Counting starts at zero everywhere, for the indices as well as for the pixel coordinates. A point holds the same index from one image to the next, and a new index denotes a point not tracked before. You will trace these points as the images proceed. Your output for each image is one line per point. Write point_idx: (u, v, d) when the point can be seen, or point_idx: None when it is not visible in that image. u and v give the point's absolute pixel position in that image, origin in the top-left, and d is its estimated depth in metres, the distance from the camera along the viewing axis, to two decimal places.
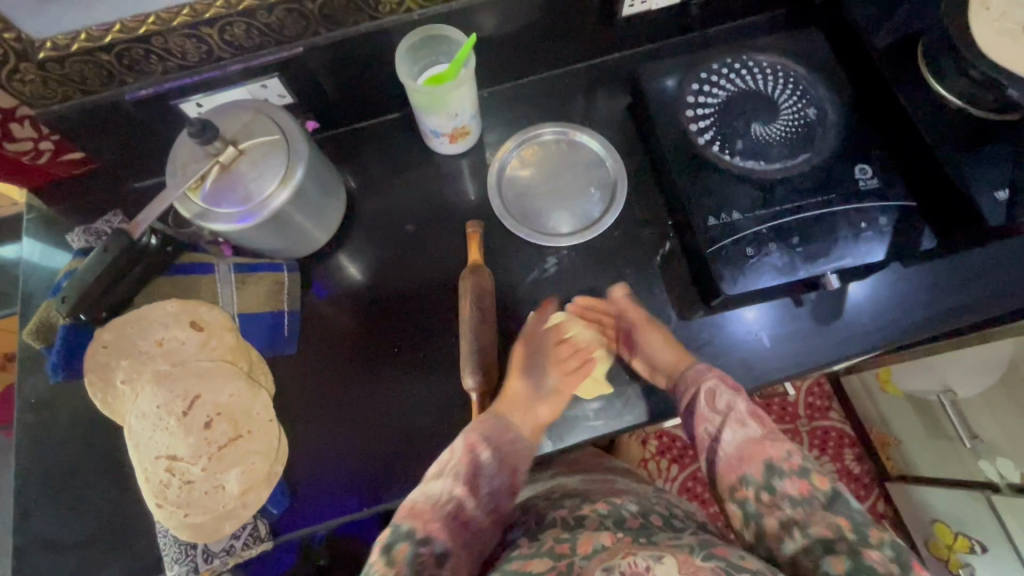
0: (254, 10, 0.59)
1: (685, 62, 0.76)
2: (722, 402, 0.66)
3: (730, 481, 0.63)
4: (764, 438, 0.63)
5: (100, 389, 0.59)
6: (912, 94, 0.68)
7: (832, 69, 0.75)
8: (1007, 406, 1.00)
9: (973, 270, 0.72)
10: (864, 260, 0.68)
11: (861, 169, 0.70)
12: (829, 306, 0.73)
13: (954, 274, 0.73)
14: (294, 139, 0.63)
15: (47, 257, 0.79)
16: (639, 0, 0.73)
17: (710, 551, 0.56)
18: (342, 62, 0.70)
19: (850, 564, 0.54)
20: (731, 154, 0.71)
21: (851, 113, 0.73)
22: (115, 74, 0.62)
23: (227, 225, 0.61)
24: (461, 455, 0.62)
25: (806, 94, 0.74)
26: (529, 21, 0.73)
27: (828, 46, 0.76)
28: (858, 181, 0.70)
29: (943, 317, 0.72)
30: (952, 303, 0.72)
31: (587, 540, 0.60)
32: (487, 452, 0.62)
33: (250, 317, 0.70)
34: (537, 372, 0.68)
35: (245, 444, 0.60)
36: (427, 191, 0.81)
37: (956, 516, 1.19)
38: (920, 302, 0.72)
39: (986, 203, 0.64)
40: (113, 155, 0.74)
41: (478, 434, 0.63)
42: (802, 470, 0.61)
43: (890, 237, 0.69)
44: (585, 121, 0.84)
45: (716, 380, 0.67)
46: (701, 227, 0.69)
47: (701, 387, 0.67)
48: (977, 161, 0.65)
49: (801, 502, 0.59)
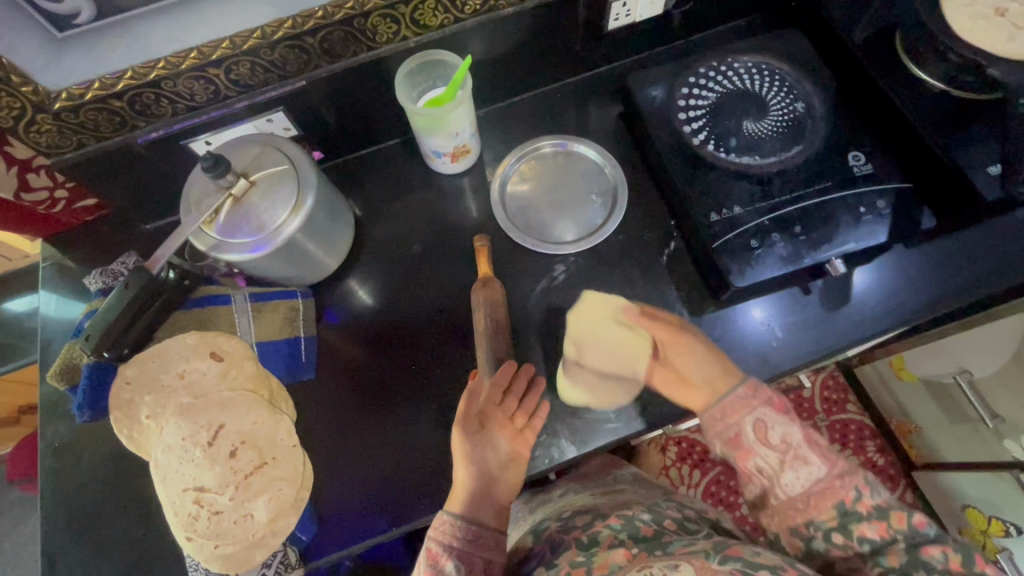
0: (257, 48, 0.62)
1: (672, 69, 0.78)
2: (775, 436, 0.66)
3: (797, 521, 0.65)
4: (831, 476, 0.65)
5: (125, 426, 0.59)
6: (894, 80, 0.71)
7: (815, 64, 0.78)
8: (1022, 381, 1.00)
9: (976, 246, 0.73)
10: (867, 243, 0.69)
11: (855, 156, 0.72)
12: (840, 292, 0.74)
13: (958, 251, 0.73)
14: (302, 167, 0.65)
15: (63, 308, 0.80)
16: (623, 13, 0.76)
17: (725, 554, 0.61)
18: (342, 93, 0.73)
19: (905, 559, 0.62)
20: (727, 151, 0.73)
21: (838, 104, 0.75)
22: (127, 119, 0.65)
23: (240, 255, 0.62)
24: (427, 571, 0.61)
25: (793, 90, 0.76)
26: (520, 41, 0.76)
27: (808, 44, 0.79)
28: (852, 168, 0.71)
29: (952, 294, 0.73)
30: (959, 280, 0.73)
31: (604, 562, 0.66)
32: (451, 562, 0.61)
33: (268, 345, 0.71)
34: (483, 453, 0.65)
35: (269, 470, 0.61)
36: (432, 211, 0.83)
37: (985, 499, 1.16)
38: (927, 281, 0.73)
39: (981, 184, 0.66)
40: (125, 198, 0.76)
41: (438, 545, 0.62)
42: (878, 510, 0.64)
43: (890, 219, 0.70)
44: (580, 133, 0.86)
45: (766, 408, 0.66)
46: (703, 225, 0.71)
47: (753, 416, 0.66)
48: (967, 141, 0.67)
49: (875, 540, 0.63)
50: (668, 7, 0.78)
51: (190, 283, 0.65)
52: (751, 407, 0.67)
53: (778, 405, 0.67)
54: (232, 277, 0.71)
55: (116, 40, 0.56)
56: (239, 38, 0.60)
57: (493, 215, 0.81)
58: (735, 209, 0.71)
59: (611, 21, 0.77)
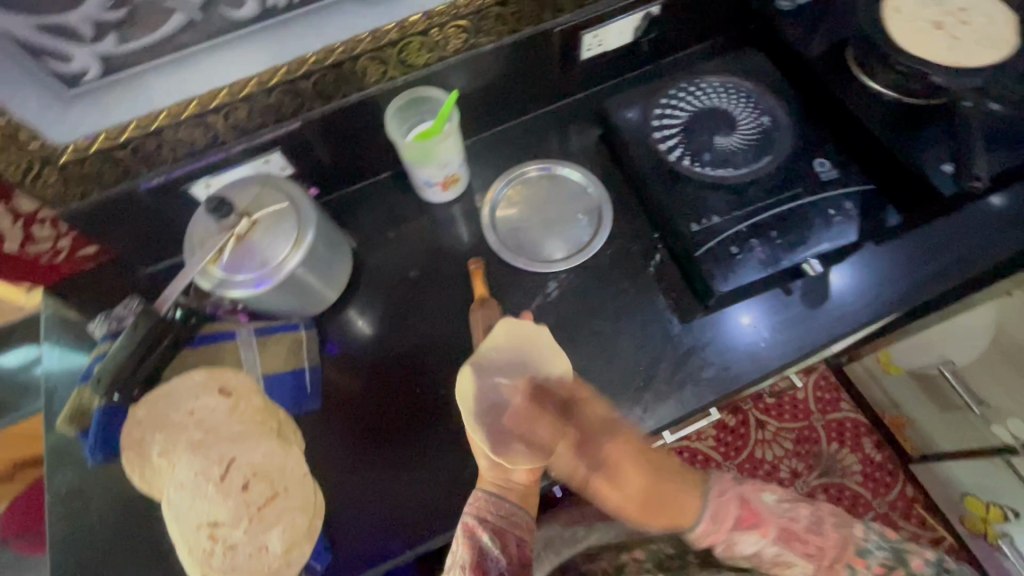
0: (254, 94, 0.65)
1: (645, 92, 0.84)
2: (747, 547, 0.63)
3: None
4: (819, 570, 0.63)
5: (137, 464, 0.60)
6: (849, 90, 0.76)
7: (775, 80, 0.84)
8: (1006, 367, 1.05)
9: (940, 240, 0.78)
10: (840, 242, 0.74)
11: (820, 162, 0.77)
12: (817, 287, 0.77)
13: (924, 244, 0.78)
14: (301, 203, 0.67)
15: (66, 359, 0.79)
16: (595, 44, 0.81)
17: None
18: (334, 132, 0.76)
19: None
20: (702, 165, 0.77)
21: (801, 115, 0.81)
22: (130, 168, 0.68)
23: (245, 291, 0.64)
24: (465, 543, 0.59)
25: (758, 105, 0.82)
26: (500, 74, 0.81)
27: (769, 61, 0.85)
28: (819, 174, 0.76)
29: (924, 284, 0.77)
30: (929, 271, 0.77)
31: None
32: (487, 534, 0.60)
33: (273, 378, 0.73)
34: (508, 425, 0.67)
35: (282, 501, 0.61)
36: (426, 238, 0.86)
37: (981, 486, 1.19)
38: (899, 275, 0.77)
39: (938, 178, 0.71)
40: (128, 244, 0.78)
41: (474, 517, 0.61)
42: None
43: (858, 219, 0.75)
44: (562, 156, 0.90)
45: (730, 530, 0.62)
46: (683, 236, 0.75)
47: (724, 540, 0.62)
48: (920, 141, 0.73)
49: None
50: (636, 36, 0.84)
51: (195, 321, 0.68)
52: (719, 534, 0.62)
53: (744, 520, 0.62)
54: (235, 314, 0.71)
55: (123, 94, 0.59)
56: (237, 84, 0.63)
57: (484, 238, 0.84)
58: (717, 216, 0.75)
59: (585, 50, 0.82)
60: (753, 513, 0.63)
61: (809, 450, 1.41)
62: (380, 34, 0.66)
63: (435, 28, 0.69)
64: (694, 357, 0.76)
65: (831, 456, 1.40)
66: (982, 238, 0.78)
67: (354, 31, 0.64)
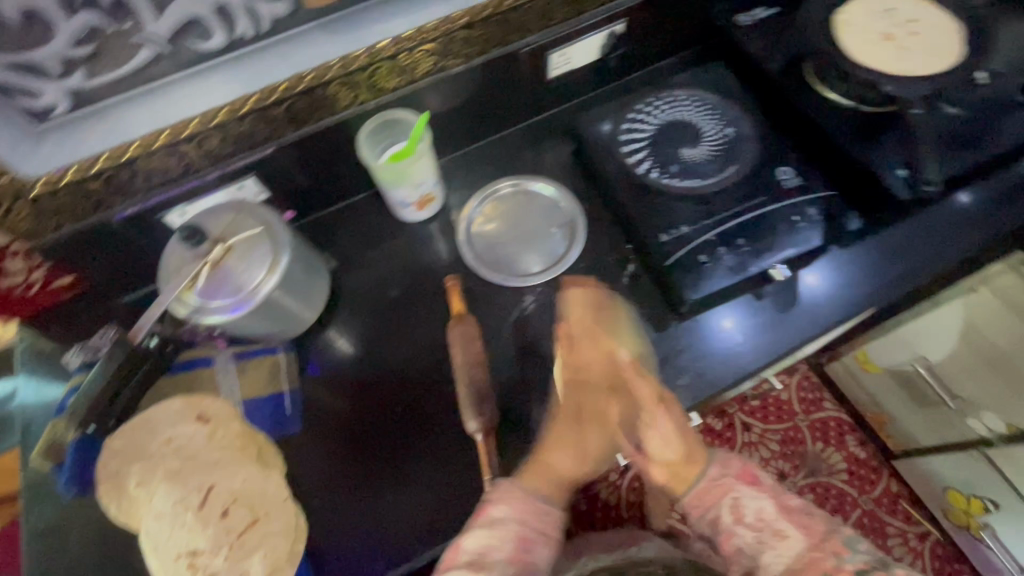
0: (226, 122, 0.66)
1: (613, 107, 0.86)
2: (750, 514, 0.63)
3: None
4: (811, 547, 0.60)
5: (115, 496, 0.60)
6: (806, 101, 0.79)
7: (738, 93, 0.86)
8: (978, 363, 1.06)
9: (900, 243, 0.81)
10: (805, 248, 0.76)
11: (784, 171, 0.80)
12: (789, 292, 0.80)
13: (886, 248, 0.81)
14: (275, 228, 0.67)
15: (39, 393, 0.76)
16: (561, 63, 0.84)
17: None
18: (307, 156, 0.78)
19: None
20: (669, 177, 0.79)
21: (764, 125, 0.84)
22: (104, 199, 0.68)
23: (221, 316, 0.65)
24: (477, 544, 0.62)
25: (723, 117, 0.84)
26: (470, 95, 0.82)
27: (731, 75, 0.88)
28: (783, 181, 0.79)
29: (888, 287, 0.80)
30: (891, 274, 0.80)
31: None
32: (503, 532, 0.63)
33: (251, 404, 0.74)
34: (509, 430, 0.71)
35: (263, 526, 0.61)
36: (404, 256, 0.87)
37: (962, 479, 1.21)
38: (863, 278, 0.80)
39: (893, 183, 0.74)
40: (105, 273, 0.78)
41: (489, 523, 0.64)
42: None
43: (822, 225, 0.77)
44: (535, 172, 0.92)
45: (735, 482, 0.65)
46: (654, 246, 0.77)
47: (729, 496, 0.64)
48: (877, 147, 0.75)
49: None
50: (601, 54, 0.86)
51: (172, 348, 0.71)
52: (725, 486, 0.64)
53: (745, 475, 0.66)
54: (212, 340, 0.73)
55: (95, 126, 0.60)
56: (207, 114, 0.64)
57: (460, 254, 0.86)
58: (686, 226, 0.76)
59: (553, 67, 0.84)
60: (752, 472, 0.66)
61: (795, 450, 1.42)
62: (349, 61, 0.67)
63: (404, 53, 0.70)
64: (669, 365, 0.77)
65: (817, 455, 1.42)
66: (939, 239, 0.81)
67: (324, 59, 0.65)
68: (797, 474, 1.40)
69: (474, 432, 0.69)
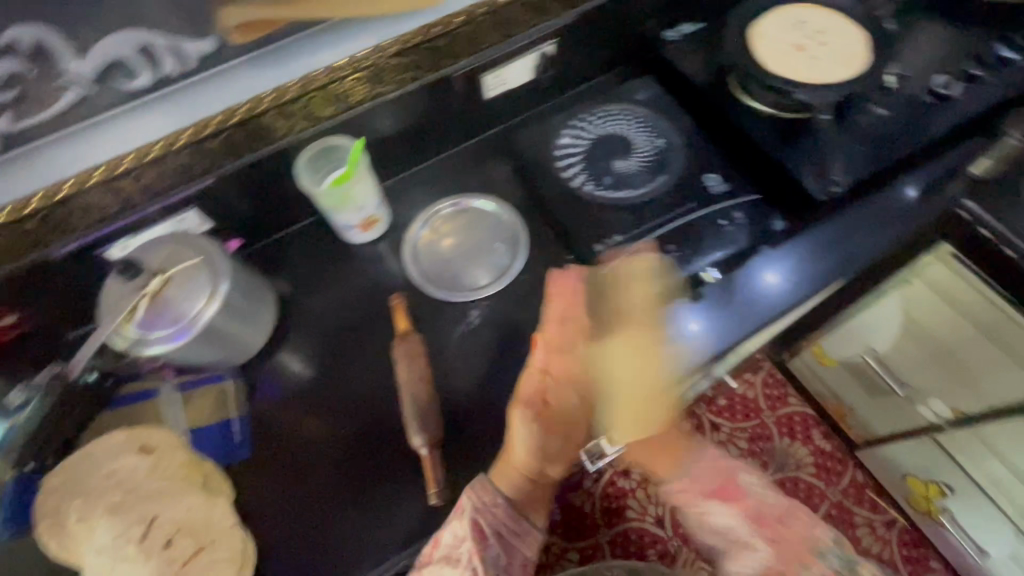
0: (162, 156, 0.70)
1: (548, 123, 0.89)
2: (719, 522, 0.72)
3: None
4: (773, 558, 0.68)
5: (55, 534, 0.60)
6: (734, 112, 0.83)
7: (669, 104, 0.90)
8: (916, 353, 1.01)
9: (824, 241, 0.82)
10: (731, 247, 0.80)
11: (711, 178, 0.84)
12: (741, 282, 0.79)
13: (812, 245, 0.82)
14: (216, 257, 0.69)
15: None
16: (495, 82, 0.86)
17: None
18: (250, 186, 0.79)
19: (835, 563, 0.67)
20: (602, 188, 0.83)
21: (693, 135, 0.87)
22: (40, 238, 0.69)
23: (161, 347, 0.66)
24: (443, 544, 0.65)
25: (655, 129, 0.88)
26: (407, 117, 0.84)
27: (661, 88, 0.91)
28: (710, 188, 0.83)
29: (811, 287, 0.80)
30: (816, 270, 0.80)
31: None
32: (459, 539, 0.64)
33: (199, 432, 0.76)
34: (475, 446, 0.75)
35: (213, 552, 0.62)
36: (351, 277, 0.88)
37: (919, 466, 1.23)
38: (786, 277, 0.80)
39: (810, 184, 0.78)
40: (45, 311, 0.77)
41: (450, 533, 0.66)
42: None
43: (749, 226, 0.81)
44: (482, 190, 0.94)
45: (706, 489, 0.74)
46: (583, 266, 0.79)
47: (697, 508, 0.74)
48: (797, 153, 0.79)
49: None
50: (535, 72, 0.89)
51: (109, 383, 0.72)
52: (691, 497, 0.74)
53: (720, 492, 0.73)
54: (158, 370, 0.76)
55: (34, 165, 0.66)
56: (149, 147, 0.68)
57: (408, 271, 0.87)
58: (622, 234, 0.81)
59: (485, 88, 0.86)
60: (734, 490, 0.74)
61: (762, 448, 1.45)
62: (286, 88, 0.72)
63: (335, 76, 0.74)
64: None
65: (784, 451, 1.45)
66: (868, 233, 0.83)
67: (252, 91, 0.71)
68: (764, 471, 1.43)
69: (419, 446, 0.72)
